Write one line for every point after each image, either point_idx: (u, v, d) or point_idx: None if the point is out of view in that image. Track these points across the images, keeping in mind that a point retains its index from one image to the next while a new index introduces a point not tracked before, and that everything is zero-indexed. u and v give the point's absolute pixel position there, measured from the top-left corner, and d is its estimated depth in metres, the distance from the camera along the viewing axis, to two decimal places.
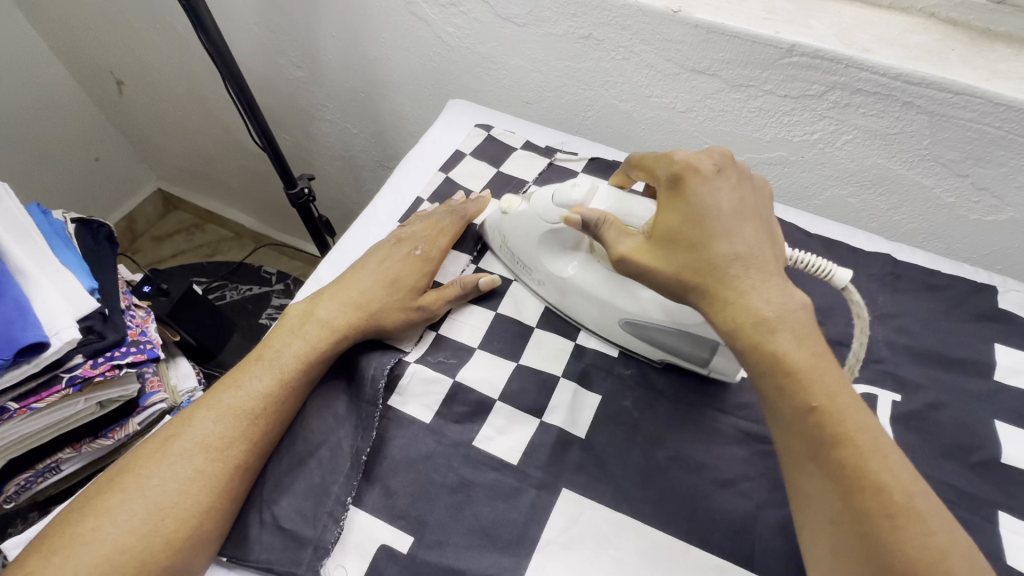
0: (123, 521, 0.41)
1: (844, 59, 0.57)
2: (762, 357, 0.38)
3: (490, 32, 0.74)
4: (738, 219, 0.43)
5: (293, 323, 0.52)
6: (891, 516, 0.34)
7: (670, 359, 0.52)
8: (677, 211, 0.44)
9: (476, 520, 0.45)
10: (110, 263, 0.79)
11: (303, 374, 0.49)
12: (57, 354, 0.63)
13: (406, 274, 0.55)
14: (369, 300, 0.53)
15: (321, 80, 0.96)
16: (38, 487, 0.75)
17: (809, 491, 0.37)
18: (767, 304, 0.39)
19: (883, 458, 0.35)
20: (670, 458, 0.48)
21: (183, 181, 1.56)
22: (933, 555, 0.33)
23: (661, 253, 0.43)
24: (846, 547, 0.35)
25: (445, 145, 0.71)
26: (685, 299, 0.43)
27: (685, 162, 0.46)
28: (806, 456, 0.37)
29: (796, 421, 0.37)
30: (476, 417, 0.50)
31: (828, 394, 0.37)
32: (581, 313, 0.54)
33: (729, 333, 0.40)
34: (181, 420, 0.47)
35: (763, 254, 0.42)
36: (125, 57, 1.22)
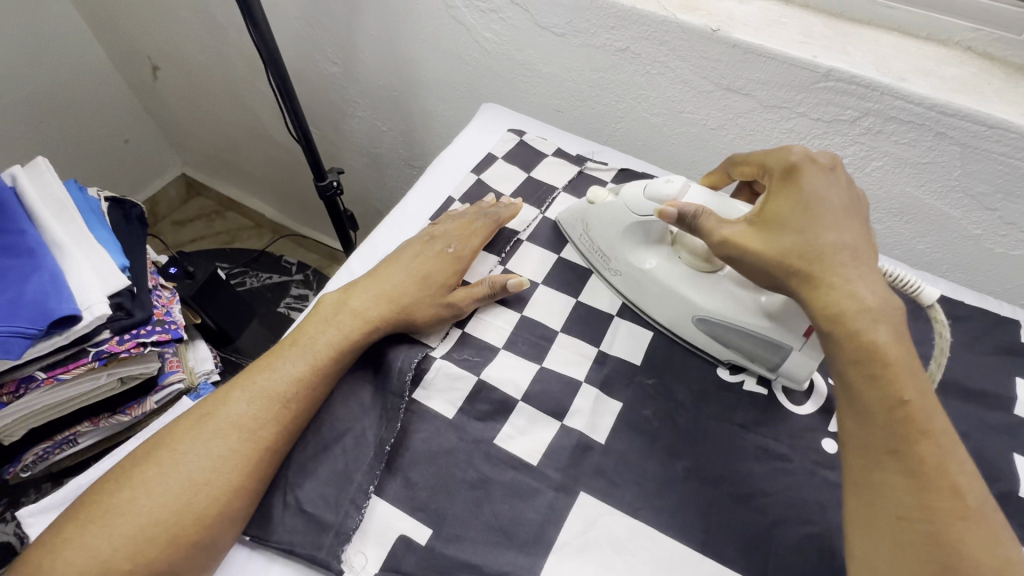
0: (158, 494, 0.42)
1: (879, 86, 0.58)
2: (859, 346, 0.39)
3: (528, 38, 0.75)
4: (848, 215, 0.44)
5: (328, 309, 0.54)
6: (962, 517, 0.35)
7: (737, 359, 0.53)
8: (786, 200, 0.45)
9: (494, 517, 0.45)
10: (140, 241, 0.81)
11: (335, 363, 0.50)
12: (87, 328, 0.64)
13: (440, 269, 0.56)
14: (401, 294, 0.54)
15: (355, 76, 0.98)
16: (54, 458, 0.78)
17: (877, 487, 0.37)
18: (871, 293, 0.40)
19: (958, 459, 0.37)
20: (687, 469, 0.48)
21: (207, 166, 1.58)
22: (1001, 562, 0.34)
23: (770, 235, 0.44)
24: (912, 545, 0.35)
25: (477, 148, 0.72)
26: (784, 283, 0.43)
27: (805, 156, 0.46)
28: (881, 451, 0.37)
29: (883, 413, 0.38)
30: (498, 415, 0.50)
31: (916, 389, 0.38)
32: (654, 305, 0.56)
33: (829, 321, 0.40)
34: (216, 399, 0.48)
35: (864, 246, 0.43)
36: (163, 42, 1.24)
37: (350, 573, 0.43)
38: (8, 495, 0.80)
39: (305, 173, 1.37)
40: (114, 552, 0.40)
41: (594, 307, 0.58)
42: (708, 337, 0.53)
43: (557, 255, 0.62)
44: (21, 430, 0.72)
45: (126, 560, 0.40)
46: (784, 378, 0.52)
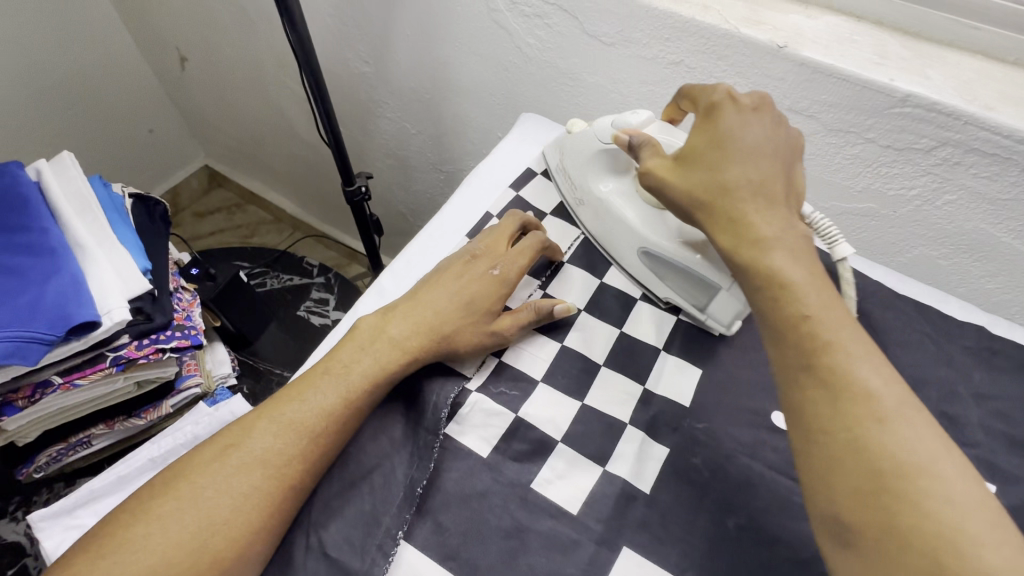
0: (174, 532, 0.40)
1: (963, 115, 0.53)
2: (757, 270, 0.40)
3: (573, 47, 0.72)
4: (761, 151, 0.43)
5: (363, 336, 0.50)
6: (877, 418, 0.33)
7: (674, 296, 0.55)
8: (703, 134, 0.45)
9: (530, 571, 0.42)
10: (162, 241, 0.78)
11: (368, 396, 0.47)
12: (106, 334, 0.62)
13: (483, 295, 0.52)
14: (442, 321, 0.50)
15: (387, 77, 0.95)
16: (68, 459, 0.76)
17: (800, 403, 0.36)
18: (768, 226, 0.41)
19: (869, 363, 0.35)
20: (740, 527, 0.45)
21: (230, 159, 1.57)
22: (921, 460, 0.32)
23: (682, 172, 0.45)
24: (837, 455, 0.34)
25: (517, 160, 0.68)
26: (694, 217, 0.45)
27: (726, 94, 0.46)
28: (795, 368, 0.37)
29: (787, 332, 0.37)
30: (535, 456, 0.47)
31: (822, 305, 0.37)
32: (605, 236, 0.58)
33: (731, 247, 0.41)
34: (241, 427, 0.45)
35: (774, 184, 0.43)
36: (191, 33, 1.22)
37: None
38: (18, 494, 0.79)
39: (328, 171, 1.35)
40: None
41: (638, 339, 0.54)
42: (652, 271, 0.56)
43: (600, 280, 0.58)
44: (36, 431, 0.70)
45: None
46: (713, 322, 0.53)
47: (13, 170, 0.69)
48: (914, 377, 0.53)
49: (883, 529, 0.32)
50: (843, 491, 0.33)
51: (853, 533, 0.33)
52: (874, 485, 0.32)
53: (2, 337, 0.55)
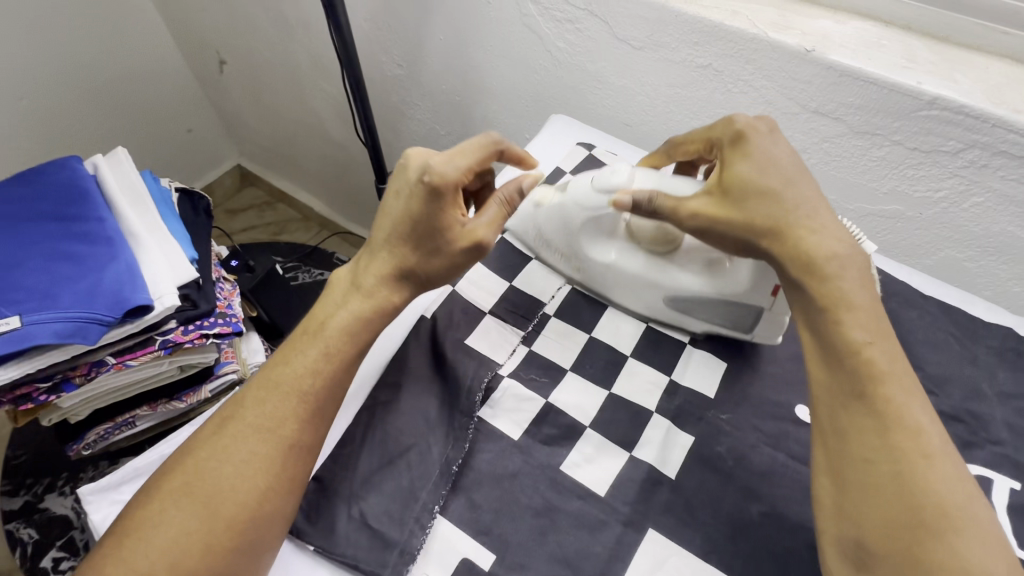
0: (185, 505, 0.42)
1: (991, 118, 0.54)
2: (824, 296, 0.42)
3: (602, 50, 0.74)
4: (799, 168, 0.45)
5: (335, 290, 0.50)
6: (924, 456, 0.38)
7: (709, 326, 0.54)
8: (742, 164, 0.45)
9: (559, 548, 0.44)
10: (207, 233, 0.82)
11: (348, 347, 0.47)
12: (157, 318, 0.66)
13: (430, 212, 0.45)
14: (402, 256, 0.47)
15: (418, 79, 0.98)
16: (113, 438, 0.80)
17: (850, 433, 0.40)
18: (841, 244, 0.43)
19: (918, 401, 0.40)
20: (763, 514, 0.46)
21: (262, 158, 1.62)
22: (960, 499, 0.37)
23: (734, 205, 0.44)
24: (878, 487, 0.38)
25: (546, 160, 0.71)
26: (760, 246, 0.44)
27: (744, 121, 0.47)
28: (849, 397, 0.40)
29: (845, 359, 0.41)
30: (565, 440, 0.49)
31: (878, 334, 0.41)
32: (625, 296, 0.56)
33: (806, 273, 0.43)
34: (235, 401, 0.47)
35: (825, 200, 0.45)
36: (231, 38, 1.28)
37: None
38: (67, 470, 0.85)
39: (357, 171, 1.39)
40: (151, 565, 0.40)
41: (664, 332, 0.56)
42: (678, 312, 0.54)
43: None
44: (86, 410, 0.74)
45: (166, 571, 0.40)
46: (762, 337, 0.54)
47: (73, 164, 0.74)
48: (939, 375, 0.54)
49: (907, 552, 0.37)
50: (874, 516, 0.38)
51: (876, 555, 0.37)
52: (910, 520, 0.37)
53: (65, 317, 0.59)
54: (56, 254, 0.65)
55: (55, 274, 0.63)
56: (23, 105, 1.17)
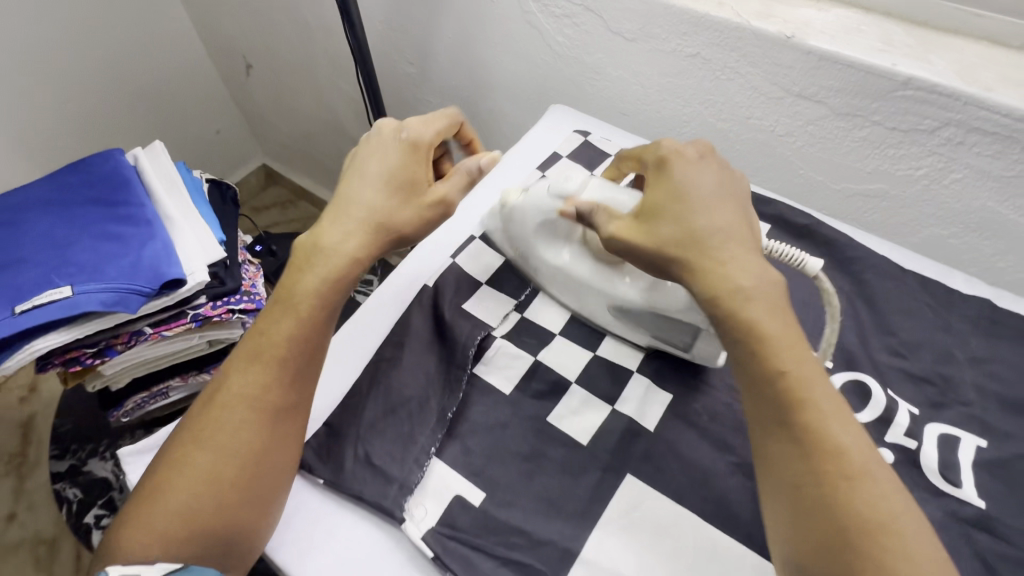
0: (191, 472, 0.45)
1: (962, 96, 0.56)
2: (738, 323, 0.41)
3: (598, 43, 0.78)
4: (719, 198, 0.46)
5: (297, 255, 0.51)
6: (847, 478, 0.37)
7: (656, 342, 0.55)
8: (660, 190, 0.48)
9: (543, 489, 0.48)
10: (234, 218, 0.89)
11: (321, 311, 0.49)
12: (189, 291, 0.73)
13: (400, 164, 0.52)
14: (373, 223, 0.50)
15: (429, 76, 1.04)
16: (149, 406, 0.87)
17: (775, 458, 0.40)
18: (748, 275, 0.42)
19: (840, 420, 0.39)
20: (734, 464, 0.50)
21: (286, 157, 1.71)
22: (885, 518, 0.36)
23: (645, 230, 0.47)
24: (806, 511, 0.38)
25: (544, 146, 0.75)
26: (667, 271, 0.46)
27: (673, 147, 0.50)
28: (773, 425, 0.40)
29: (765, 387, 0.40)
30: (552, 395, 0.53)
31: (797, 359, 0.40)
32: (573, 299, 0.58)
33: (711, 303, 0.43)
34: (218, 378, 0.49)
35: (738, 230, 0.45)
36: (257, 43, 1.36)
37: (410, 521, 0.47)
38: (107, 437, 0.92)
39: None
40: (168, 527, 0.44)
41: None
42: (625, 324, 0.56)
43: None
44: (125, 379, 0.81)
45: (183, 530, 0.44)
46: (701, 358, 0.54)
47: (118, 156, 0.82)
48: (912, 341, 0.56)
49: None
50: (805, 541, 0.37)
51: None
52: (836, 541, 0.36)
53: (110, 288, 0.66)
54: (101, 234, 0.72)
55: (101, 251, 0.70)
56: (70, 109, 1.28)
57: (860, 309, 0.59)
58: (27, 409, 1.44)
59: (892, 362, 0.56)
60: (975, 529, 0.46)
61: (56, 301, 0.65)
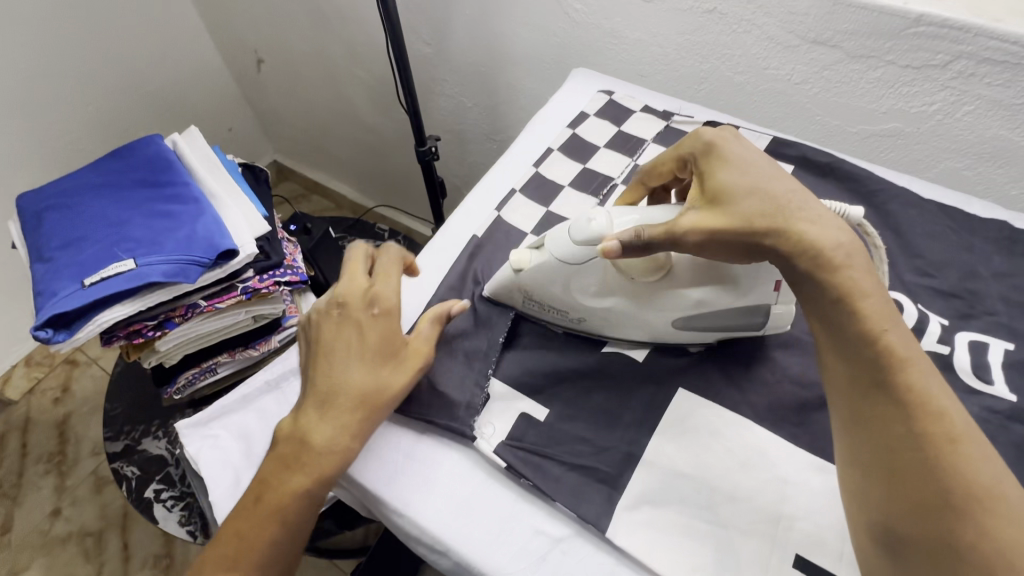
0: None
1: (972, 28, 0.60)
2: (839, 286, 0.41)
3: (616, 7, 0.81)
4: (780, 165, 0.48)
5: (283, 449, 0.48)
6: (952, 441, 0.36)
7: (722, 334, 0.54)
8: (723, 168, 0.48)
9: (602, 403, 0.52)
10: (270, 198, 0.93)
11: (337, 470, 0.48)
12: (240, 263, 0.76)
13: (378, 329, 0.50)
14: (372, 386, 0.48)
15: (446, 55, 1.08)
16: (199, 383, 0.91)
17: (876, 419, 0.38)
18: (840, 231, 0.43)
19: (939, 384, 0.38)
20: (780, 375, 0.53)
21: (298, 152, 1.74)
22: (989, 482, 0.35)
23: (726, 208, 0.45)
24: (902, 472, 0.36)
25: (571, 107, 0.79)
26: (762, 244, 0.44)
27: (715, 133, 0.50)
28: (873, 390, 0.39)
29: (864, 348, 0.39)
30: (604, 330, 0.57)
31: (889, 323, 0.40)
32: (615, 331, 0.55)
33: (815, 267, 0.42)
34: (230, 540, 0.47)
35: (811, 195, 0.46)
36: (269, 37, 1.40)
37: (482, 438, 0.50)
38: (159, 416, 0.96)
39: (389, 153, 1.49)
40: None
41: None
42: (697, 330, 0.53)
43: None
44: (178, 355, 0.85)
45: None
46: (773, 327, 0.54)
47: (158, 141, 0.85)
48: (937, 261, 0.60)
49: (938, 540, 0.34)
50: (905, 505, 0.36)
51: (914, 544, 0.35)
52: (940, 500, 0.35)
53: (171, 260, 0.70)
54: (154, 212, 0.75)
55: (156, 227, 0.73)
56: (91, 110, 1.31)
57: (886, 236, 0.63)
58: (63, 408, 1.44)
59: (920, 281, 0.59)
60: (1009, 419, 0.50)
61: (120, 273, 0.68)
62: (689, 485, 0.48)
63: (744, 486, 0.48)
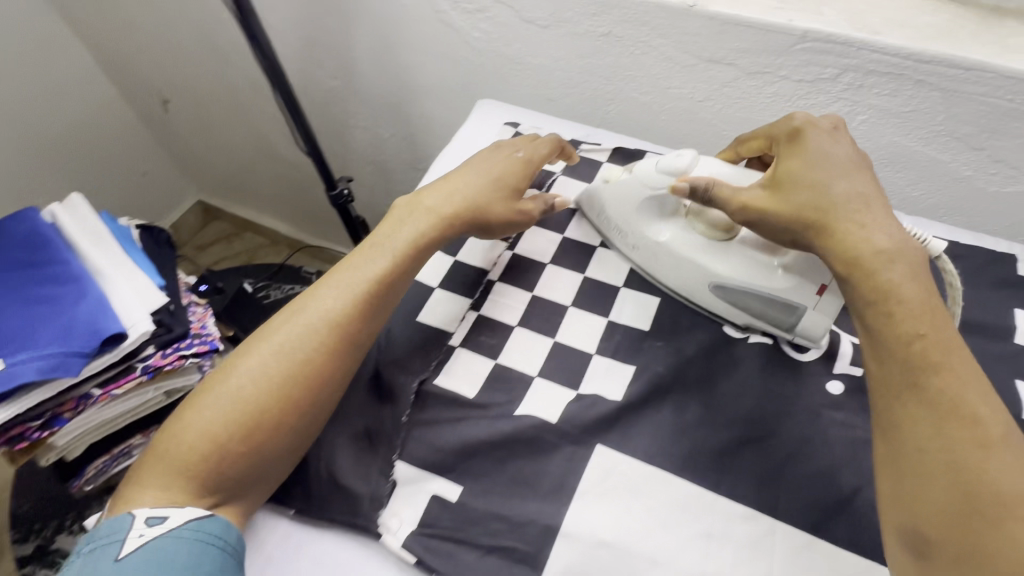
0: (248, 375, 0.48)
1: (855, 42, 0.60)
2: (873, 286, 0.42)
3: (514, 33, 0.79)
4: (857, 166, 0.47)
5: (396, 215, 0.56)
6: (983, 446, 0.36)
7: (754, 321, 0.56)
8: (793, 158, 0.49)
9: (518, 473, 0.50)
10: (171, 263, 0.86)
11: (411, 259, 0.54)
12: (133, 345, 0.70)
13: (500, 167, 0.59)
14: (473, 192, 0.57)
15: (354, 88, 1.03)
16: (113, 469, 0.84)
17: (903, 422, 0.39)
18: (885, 239, 0.43)
19: (977, 390, 0.38)
20: (698, 419, 0.52)
21: (221, 191, 1.65)
22: (1009, 488, 0.35)
23: (784, 197, 0.47)
24: (932, 476, 0.37)
25: (476, 142, 0.76)
26: (804, 239, 0.47)
27: (806, 119, 0.51)
28: (903, 387, 0.39)
29: (898, 349, 0.40)
30: (517, 390, 0.54)
31: (931, 325, 0.40)
32: (668, 274, 0.59)
33: (846, 267, 0.43)
34: (305, 297, 0.52)
35: (876, 198, 0.46)
36: (171, 76, 1.31)
37: (388, 533, 0.47)
38: (73, 509, 0.88)
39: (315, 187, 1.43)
40: (219, 420, 0.46)
41: (600, 281, 0.61)
42: (728, 305, 0.56)
43: (562, 236, 0.65)
44: (82, 446, 0.77)
45: (231, 427, 0.46)
46: (802, 340, 0.55)
47: (32, 216, 0.77)
48: None
49: (966, 541, 0.35)
50: (933, 506, 0.37)
51: (931, 542, 0.36)
52: (964, 503, 0.36)
53: (46, 356, 0.64)
54: (31, 299, 0.70)
55: (34, 317, 0.68)
56: None
57: None
58: None
59: None
60: None
61: None
62: (610, 553, 0.46)
63: (667, 546, 0.46)
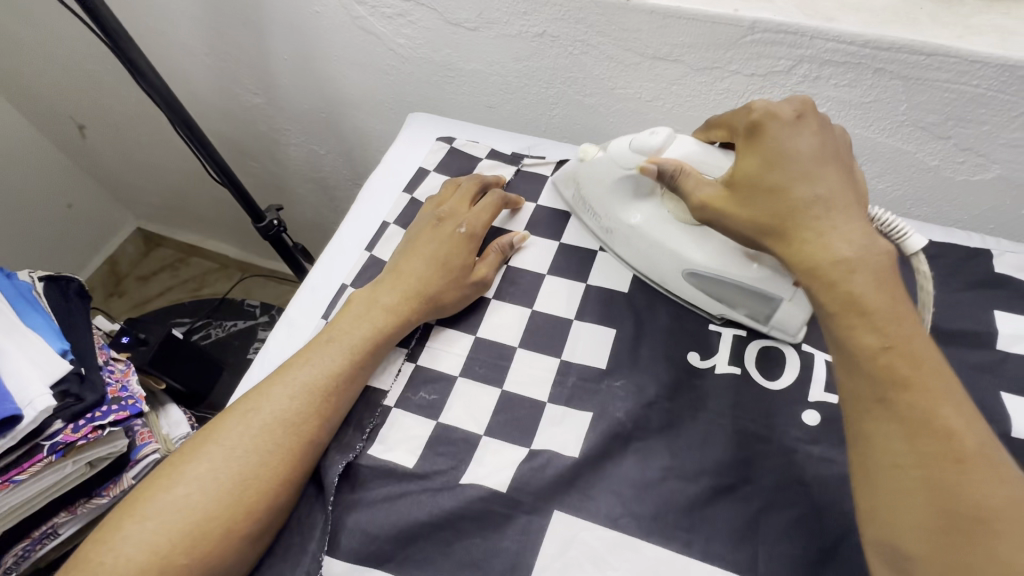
0: (196, 489, 0.43)
1: (807, 31, 0.55)
2: (833, 298, 0.38)
3: (441, 38, 0.71)
4: (820, 162, 0.41)
5: (355, 305, 0.53)
6: (956, 462, 0.33)
7: (729, 313, 0.52)
8: (753, 156, 0.43)
9: (466, 553, 0.44)
10: (86, 321, 0.76)
11: (370, 357, 0.50)
12: (32, 424, 0.62)
13: (450, 246, 0.56)
14: (425, 282, 0.53)
15: (280, 104, 0.94)
16: (36, 553, 0.74)
17: (873, 439, 0.36)
18: (848, 245, 0.38)
19: (953, 404, 0.35)
20: (664, 469, 0.46)
21: (158, 219, 1.52)
22: (997, 504, 0.32)
23: (740, 202, 0.43)
24: (907, 492, 0.34)
25: (408, 163, 0.68)
26: (762, 245, 0.42)
27: (766, 108, 0.44)
28: (875, 405, 0.36)
29: (864, 363, 0.36)
30: (461, 453, 0.48)
31: (900, 333, 0.36)
32: (639, 258, 0.55)
33: (804, 276, 0.39)
34: (256, 396, 0.48)
35: (844, 197, 0.40)
36: (84, 101, 1.20)
37: None
38: None
39: None
40: (162, 544, 0.41)
41: (550, 315, 0.55)
42: (700, 291, 0.52)
43: (506, 266, 0.59)
44: None
45: (179, 554, 0.41)
46: (778, 334, 0.51)
47: None
48: None
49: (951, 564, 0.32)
50: (916, 527, 0.33)
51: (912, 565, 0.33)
52: (949, 524, 0.33)
53: None
54: None
55: None
56: None
57: None
58: None
59: None
60: None
61: None
62: None
63: None
